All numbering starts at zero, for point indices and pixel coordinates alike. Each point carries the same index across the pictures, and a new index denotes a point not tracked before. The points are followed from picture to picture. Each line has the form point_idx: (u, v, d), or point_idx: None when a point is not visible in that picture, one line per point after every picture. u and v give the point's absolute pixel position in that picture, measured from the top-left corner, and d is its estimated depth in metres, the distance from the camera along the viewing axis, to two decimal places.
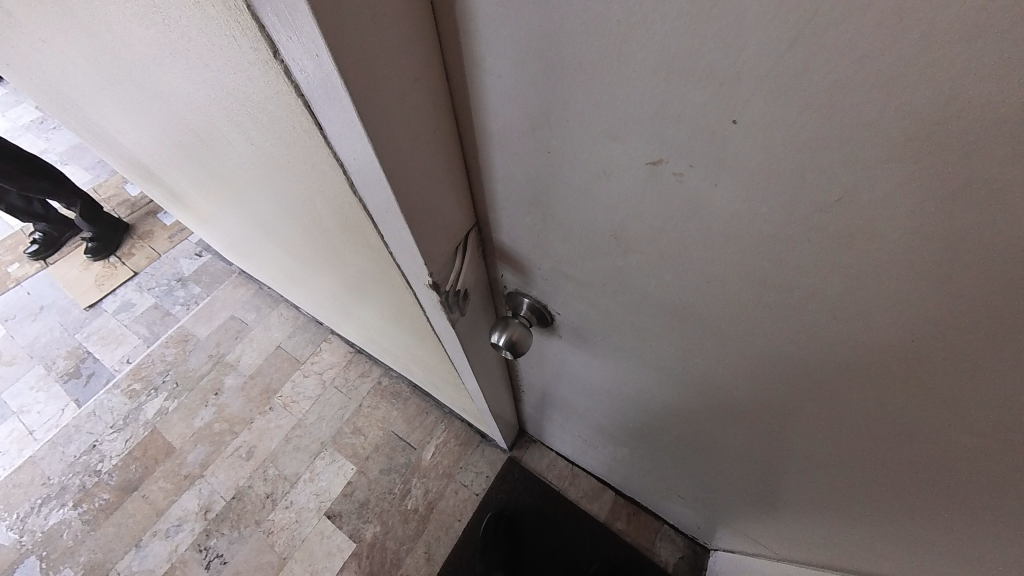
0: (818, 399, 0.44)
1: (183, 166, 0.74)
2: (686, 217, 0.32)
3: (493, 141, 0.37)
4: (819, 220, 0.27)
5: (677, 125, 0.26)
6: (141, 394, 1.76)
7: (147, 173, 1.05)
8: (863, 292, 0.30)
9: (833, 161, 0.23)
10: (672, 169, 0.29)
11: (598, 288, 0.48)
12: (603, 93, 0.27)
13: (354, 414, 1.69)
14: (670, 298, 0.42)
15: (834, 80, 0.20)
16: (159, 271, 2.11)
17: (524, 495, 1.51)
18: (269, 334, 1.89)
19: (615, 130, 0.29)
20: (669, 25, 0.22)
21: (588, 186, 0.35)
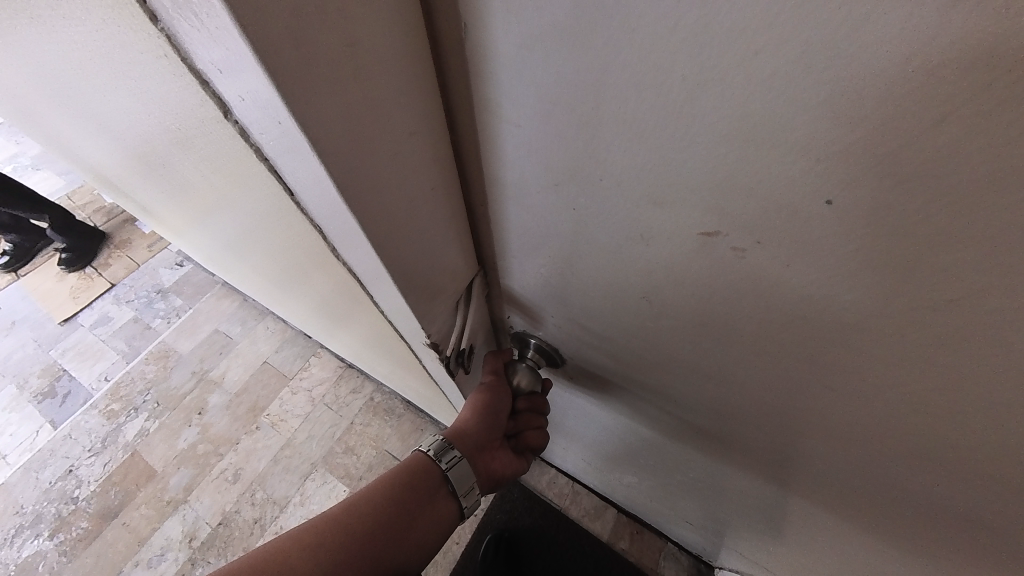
0: (859, 472, 0.39)
1: (145, 185, 0.67)
2: (740, 290, 0.27)
3: (501, 191, 0.32)
4: (918, 317, 0.23)
5: (747, 198, 0.22)
6: (121, 414, 1.67)
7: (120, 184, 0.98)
8: (957, 386, 0.25)
9: (961, 260, 0.19)
10: (729, 243, 0.25)
11: (617, 343, 0.43)
12: (650, 155, 0.22)
13: (345, 432, 1.62)
14: (703, 362, 0.37)
15: (984, 173, 0.16)
16: (137, 282, 2.00)
17: (523, 516, 1.46)
18: (256, 349, 1.81)
19: (664, 198, 0.24)
20: (760, 86, 0.17)
21: (619, 250, 0.30)
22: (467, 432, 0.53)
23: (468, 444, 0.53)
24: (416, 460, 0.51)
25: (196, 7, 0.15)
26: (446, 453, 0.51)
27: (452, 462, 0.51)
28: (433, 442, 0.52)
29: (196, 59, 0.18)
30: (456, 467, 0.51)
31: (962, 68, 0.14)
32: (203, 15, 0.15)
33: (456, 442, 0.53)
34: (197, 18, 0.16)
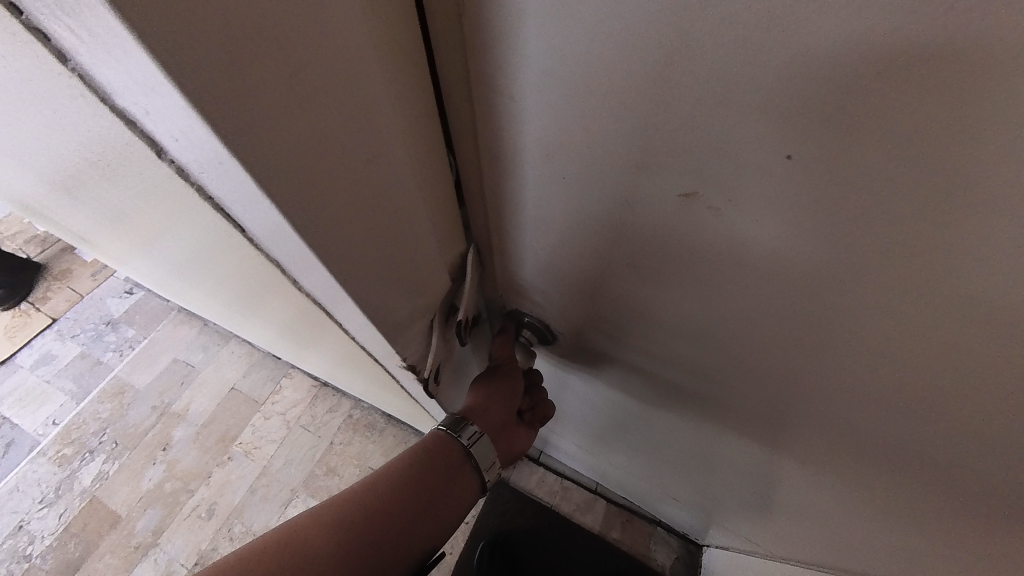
0: (822, 427, 0.43)
1: (80, 218, 0.63)
2: (716, 247, 0.31)
3: (503, 166, 0.35)
4: (867, 259, 0.27)
5: (721, 157, 0.26)
6: (74, 460, 1.54)
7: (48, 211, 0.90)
8: (903, 322, 0.29)
9: (898, 203, 0.23)
10: (707, 203, 0.29)
11: (606, 314, 0.46)
12: (641, 118, 0.26)
13: (326, 453, 1.56)
14: (687, 322, 0.41)
15: (913, 122, 0.20)
16: (82, 315, 1.85)
17: (514, 518, 1.46)
18: (221, 375, 1.71)
19: (652, 160, 0.28)
20: (731, 55, 0.21)
21: (605, 217, 0.34)
22: (483, 409, 0.54)
23: (486, 420, 0.53)
24: (436, 439, 0.50)
25: (110, 55, 0.16)
26: (467, 430, 0.51)
27: (474, 438, 0.51)
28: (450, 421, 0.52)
29: (123, 103, 0.18)
30: (478, 443, 0.51)
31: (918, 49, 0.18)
32: (120, 62, 0.16)
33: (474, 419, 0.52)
34: (116, 65, 0.16)
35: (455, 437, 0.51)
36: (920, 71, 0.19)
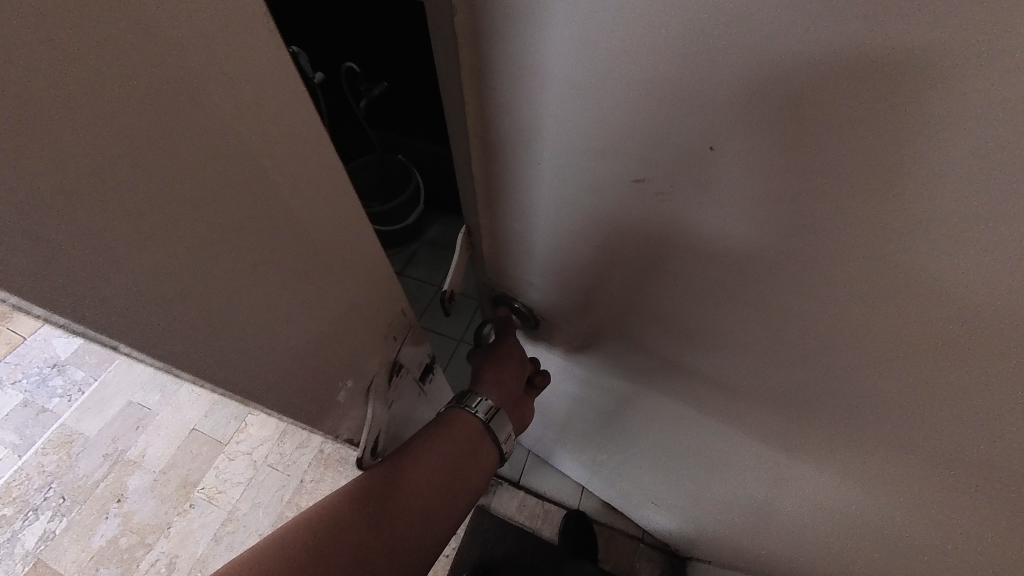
0: (781, 395, 0.47)
1: None
2: (665, 224, 0.37)
3: (513, 149, 0.39)
4: (797, 225, 0.32)
5: (664, 147, 0.32)
6: (15, 520, 1.41)
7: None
8: (846, 278, 0.33)
9: (817, 172, 0.28)
10: (655, 186, 0.35)
11: (596, 289, 0.50)
12: (602, 115, 0.32)
13: (296, 492, 1.47)
14: (651, 292, 0.46)
15: (816, 103, 0.25)
16: (25, 357, 1.71)
17: (497, 544, 1.30)
18: (180, 416, 1.59)
19: (612, 150, 0.34)
20: (665, 63, 0.27)
21: (575, 199, 0.40)
22: (494, 384, 0.59)
23: (497, 394, 0.59)
24: (456, 416, 0.55)
25: None
26: (482, 405, 0.56)
27: (488, 411, 0.57)
28: (467, 398, 0.57)
29: None
30: (493, 416, 0.57)
31: (870, 56, 0.23)
32: None
33: (486, 394, 0.58)
34: None
35: (471, 413, 0.56)
36: (866, 74, 0.23)
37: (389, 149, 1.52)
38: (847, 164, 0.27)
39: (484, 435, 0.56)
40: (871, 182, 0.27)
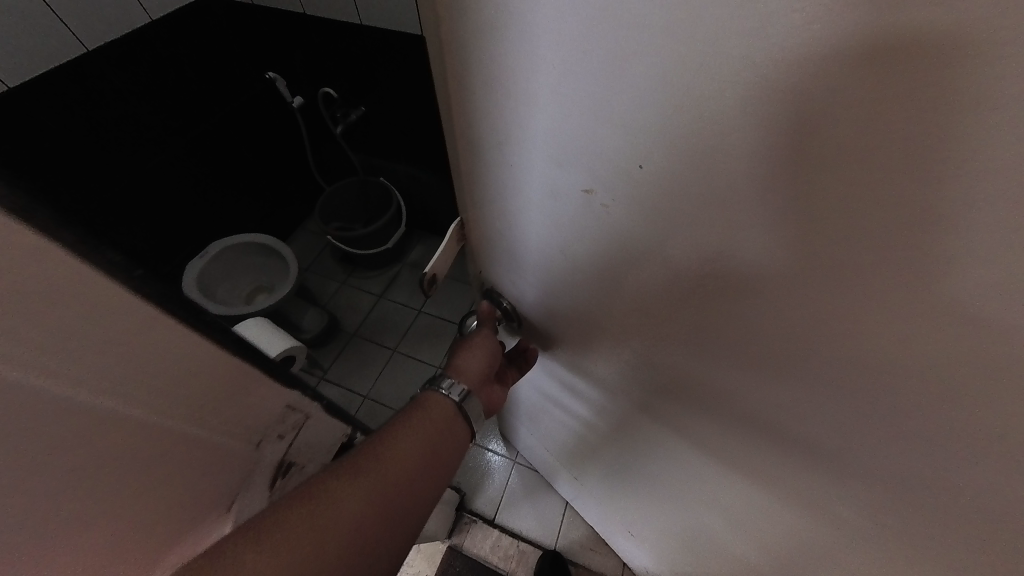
0: (745, 453, 0.39)
1: None
2: (613, 248, 0.31)
3: (481, 151, 0.35)
4: (762, 271, 0.24)
5: (597, 158, 0.26)
6: None
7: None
8: (835, 341, 0.24)
9: (769, 205, 0.21)
10: (600, 202, 0.28)
11: (560, 305, 0.44)
12: (534, 112, 0.27)
13: None
14: (613, 321, 0.39)
15: (757, 113, 0.19)
16: None
17: None
18: None
19: (550, 155, 0.29)
20: (578, 55, 0.22)
21: (524, 205, 0.35)
22: (471, 367, 0.52)
23: (473, 377, 0.52)
24: (428, 398, 0.49)
25: None
26: (455, 386, 0.50)
27: (461, 393, 0.50)
28: (440, 380, 0.51)
29: None
30: (466, 400, 0.51)
31: (864, 44, 0.15)
32: None
33: (460, 377, 0.51)
34: None
35: (443, 395, 0.50)
36: (868, 68, 0.15)
37: (372, 174, 1.54)
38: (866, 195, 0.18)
39: (457, 420, 0.50)
40: (859, 225, 0.19)
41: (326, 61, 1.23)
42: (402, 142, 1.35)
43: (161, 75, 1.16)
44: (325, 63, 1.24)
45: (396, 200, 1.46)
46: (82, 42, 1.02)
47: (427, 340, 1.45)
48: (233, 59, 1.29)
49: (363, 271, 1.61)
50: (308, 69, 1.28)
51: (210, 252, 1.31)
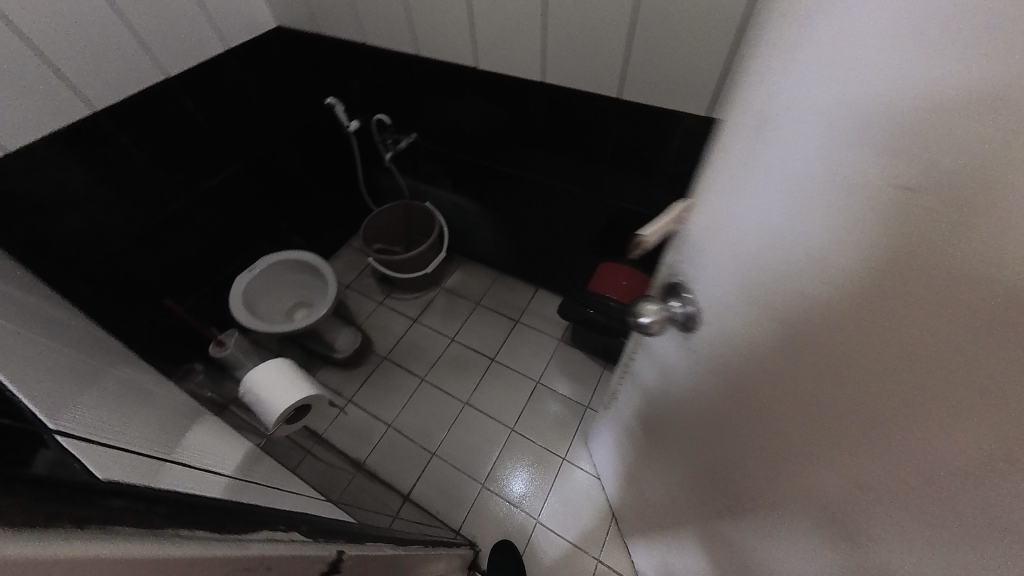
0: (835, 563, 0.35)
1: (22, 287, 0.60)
2: (898, 281, 0.24)
3: (749, 128, 0.31)
4: None
5: (957, 147, 0.20)
6: None
7: (41, 224, 0.92)
8: None
9: None
10: (920, 207, 0.22)
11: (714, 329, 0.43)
12: (871, 76, 0.23)
13: None
14: (832, 391, 0.31)
15: None
16: None
17: None
18: None
19: (869, 138, 0.23)
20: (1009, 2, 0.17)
21: (786, 198, 0.29)
22: None
23: None
24: None
25: None
26: None
27: None
28: None
29: None
30: None
31: None
32: None
33: None
34: None
35: None
36: None
37: (416, 198, 1.55)
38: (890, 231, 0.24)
39: None
40: None
41: (382, 90, 1.22)
42: (450, 170, 1.34)
43: (230, 100, 1.17)
44: (379, 93, 1.24)
45: (438, 226, 1.45)
46: (165, 71, 1.02)
47: (456, 371, 1.39)
48: (296, 85, 1.31)
49: (400, 293, 1.60)
50: (365, 96, 1.27)
51: (258, 267, 1.34)
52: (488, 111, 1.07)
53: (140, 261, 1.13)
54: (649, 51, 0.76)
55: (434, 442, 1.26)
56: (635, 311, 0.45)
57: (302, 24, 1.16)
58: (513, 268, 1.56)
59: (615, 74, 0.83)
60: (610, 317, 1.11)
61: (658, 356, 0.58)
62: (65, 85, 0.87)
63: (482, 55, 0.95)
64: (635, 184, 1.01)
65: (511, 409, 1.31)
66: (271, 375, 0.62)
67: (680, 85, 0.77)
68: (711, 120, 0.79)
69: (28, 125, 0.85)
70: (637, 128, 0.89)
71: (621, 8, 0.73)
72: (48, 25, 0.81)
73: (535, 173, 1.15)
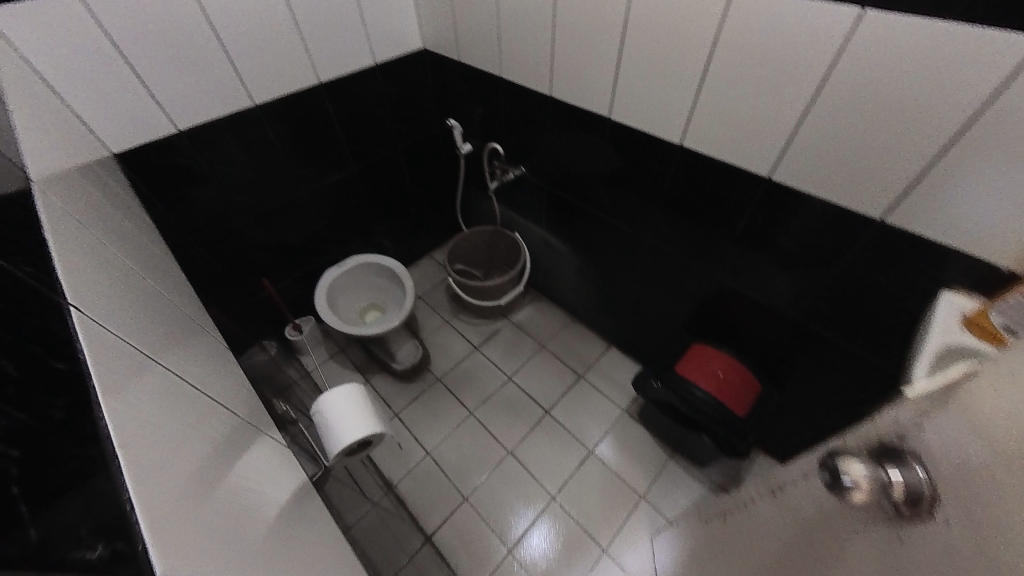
0: None
1: (158, 259, 0.64)
2: None
3: None
4: None
5: None
6: None
7: (183, 193, 1.02)
8: None
9: None
10: None
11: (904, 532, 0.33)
12: None
13: None
14: None
15: None
16: None
17: None
18: None
19: None
20: None
21: None
22: None
23: None
24: None
25: None
26: None
27: None
28: None
29: None
30: None
31: None
32: None
33: None
34: None
35: None
36: None
37: (507, 227, 1.54)
38: (1000, 388, 0.28)
39: None
40: None
41: (504, 121, 1.22)
42: (550, 209, 1.30)
43: (365, 109, 1.24)
44: (500, 124, 1.24)
45: (524, 260, 1.41)
46: (319, 76, 1.09)
47: (507, 414, 1.32)
48: (424, 103, 1.36)
49: (469, 316, 1.57)
50: (485, 124, 1.29)
51: (348, 265, 1.39)
52: (608, 162, 1.02)
53: (250, 238, 1.21)
54: (825, 136, 0.65)
55: (468, 486, 1.18)
56: (839, 468, 0.39)
57: (446, 49, 1.20)
58: (590, 317, 1.47)
59: (771, 153, 0.72)
60: (694, 408, 0.98)
61: (818, 499, 0.44)
62: (237, 79, 0.97)
63: (618, 105, 0.90)
64: (760, 270, 0.88)
65: (557, 473, 1.20)
66: (346, 405, 0.63)
67: (856, 180, 0.65)
68: (886, 227, 0.66)
69: (197, 108, 0.95)
70: (778, 215, 0.78)
71: (803, 85, 0.63)
72: (235, 26, 0.90)
73: (642, 232, 1.07)
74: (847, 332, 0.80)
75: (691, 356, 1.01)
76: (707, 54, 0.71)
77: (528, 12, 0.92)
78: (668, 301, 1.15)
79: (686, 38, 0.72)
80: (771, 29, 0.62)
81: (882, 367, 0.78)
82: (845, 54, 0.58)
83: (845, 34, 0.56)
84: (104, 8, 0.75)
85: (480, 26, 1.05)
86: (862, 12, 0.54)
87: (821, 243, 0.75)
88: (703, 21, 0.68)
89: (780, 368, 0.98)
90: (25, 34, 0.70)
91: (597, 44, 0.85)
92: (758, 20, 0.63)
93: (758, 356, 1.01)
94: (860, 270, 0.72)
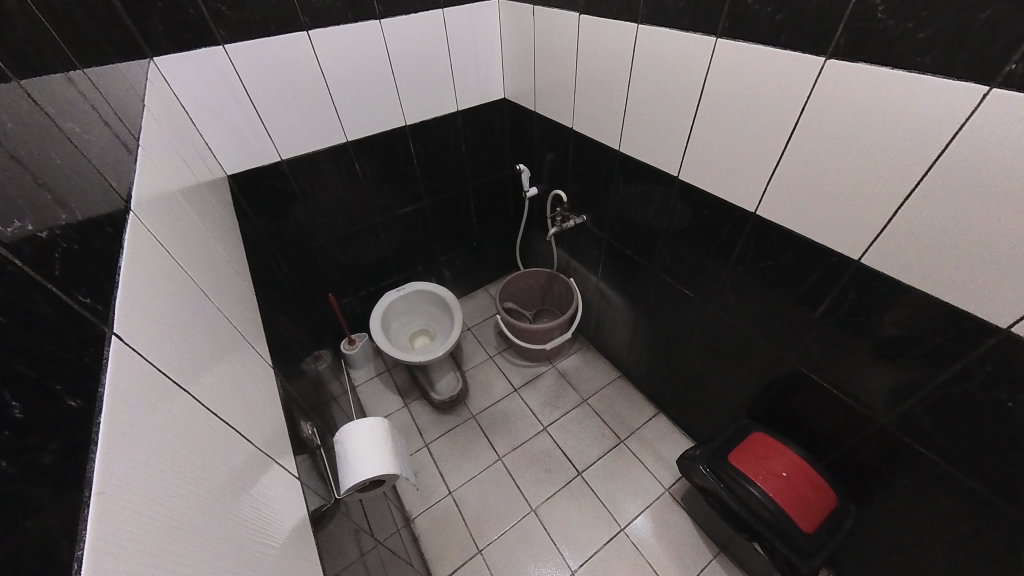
0: None
1: (235, 272, 0.71)
2: None
3: None
4: None
5: None
6: None
7: (275, 212, 1.15)
8: None
9: None
10: None
11: None
12: None
13: None
14: None
15: None
16: None
17: None
18: None
19: None
20: None
21: None
22: None
23: None
24: None
25: None
26: None
27: None
28: None
29: None
30: None
31: None
32: None
33: None
34: None
35: None
36: None
37: (564, 272, 1.52)
38: None
39: None
40: None
41: (572, 170, 1.23)
42: (610, 261, 1.26)
43: (443, 150, 1.32)
44: (568, 172, 1.25)
45: (576, 307, 1.37)
46: (406, 118, 1.19)
47: (536, 469, 1.25)
48: (499, 146, 1.43)
49: (513, 356, 1.56)
50: (553, 171, 1.31)
51: (406, 290, 1.46)
52: (676, 220, 0.96)
53: (324, 256, 1.32)
54: (935, 225, 0.55)
55: (485, 538, 1.12)
56: None
57: (524, 101, 1.25)
58: (640, 378, 1.38)
59: (864, 234, 0.63)
60: (747, 509, 0.85)
61: None
62: (337, 117, 1.09)
63: (689, 166, 0.86)
64: (843, 362, 0.76)
65: (581, 546, 1.09)
66: (368, 438, 0.66)
67: (973, 278, 0.54)
68: (1015, 339, 0.54)
69: (298, 141, 1.07)
70: (868, 306, 0.68)
71: (909, 162, 0.55)
72: (342, 74, 1.03)
73: (706, 298, 0.98)
74: (956, 456, 0.65)
75: (745, 446, 0.90)
76: (794, 123, 0.65)
77: (606, 71, 0.93)
78: (730, 377, 1.03)
79: (770, 105, 0.67)
80: (875, 103, 0.56)
81: (1007, 509, 0.62)
82: (967, 131, 0.49)
83: (969, 112, 0.49)
84: (241, 55, 0.90)
85: (558, 81, 1.09)
86: (990, 90, 0.47)
87: (924, 345, 0.63)
88: (793, 89, 0.63)
89: (861, 480, 0.82)
90: (178, 74, 0.86)
91: (673, 105, 0.82)
92: (858, 92, 0.57)
93: (831, 460, 0.86)
94: (978, 385, 0.59)
